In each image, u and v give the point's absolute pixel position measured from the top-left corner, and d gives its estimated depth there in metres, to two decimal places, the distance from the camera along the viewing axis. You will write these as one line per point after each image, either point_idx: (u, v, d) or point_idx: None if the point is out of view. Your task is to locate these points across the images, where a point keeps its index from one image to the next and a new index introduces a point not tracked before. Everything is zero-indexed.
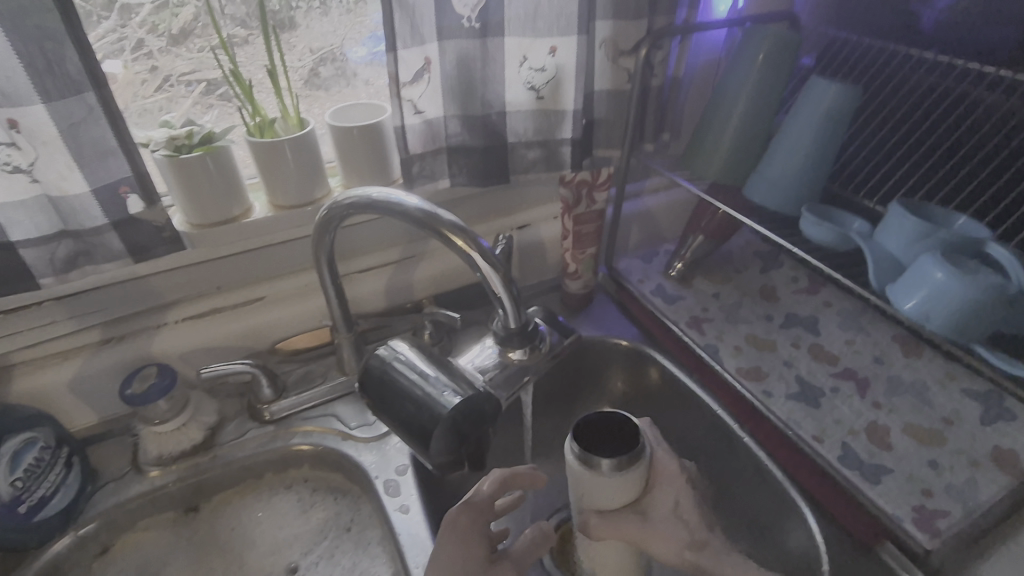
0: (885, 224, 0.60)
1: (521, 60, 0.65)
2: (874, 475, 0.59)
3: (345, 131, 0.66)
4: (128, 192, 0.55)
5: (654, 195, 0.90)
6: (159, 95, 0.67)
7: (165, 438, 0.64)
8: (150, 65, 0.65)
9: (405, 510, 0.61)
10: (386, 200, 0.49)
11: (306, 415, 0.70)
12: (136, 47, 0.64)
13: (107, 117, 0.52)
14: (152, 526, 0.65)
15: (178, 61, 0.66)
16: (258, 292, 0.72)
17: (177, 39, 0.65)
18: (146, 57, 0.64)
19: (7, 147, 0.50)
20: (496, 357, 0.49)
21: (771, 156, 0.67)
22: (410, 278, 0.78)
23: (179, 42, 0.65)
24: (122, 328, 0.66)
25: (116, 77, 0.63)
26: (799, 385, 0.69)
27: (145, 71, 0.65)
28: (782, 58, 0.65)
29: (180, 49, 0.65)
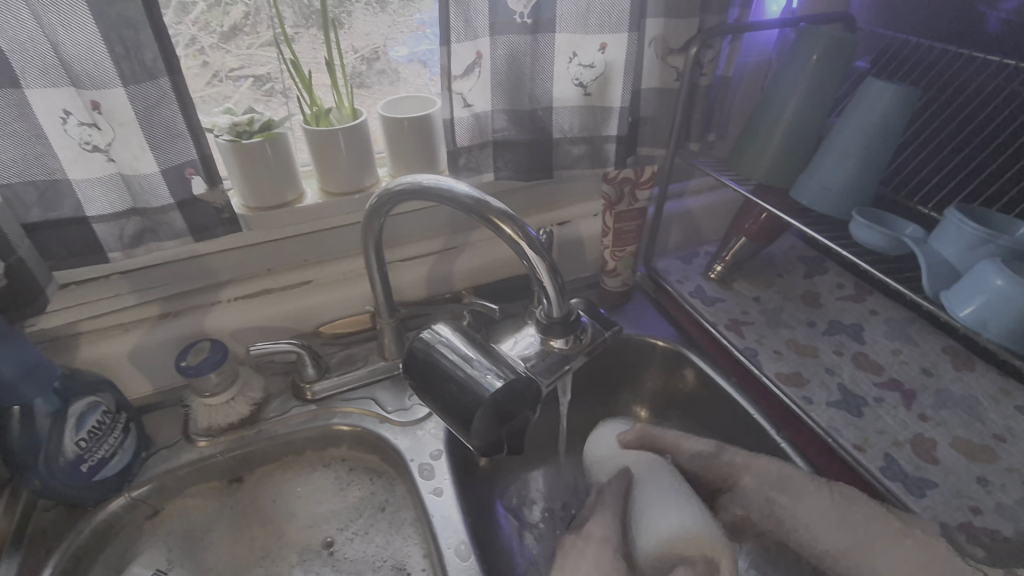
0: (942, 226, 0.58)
1: (570, 56, 0.66)
2: (918, 488, 0.57)
3: (395, 121, 0.68)
4: (193, 174, 0.58)
5: (696, 195, 0.89)
6: (208, 89, 0.70)
7: (214, 410, 0.67)
8: (203, 59, 0.68)
9: (438, 493, 0.62)
10: (436, 186, 0.50)
11: (346, 396, 0.72)
12: (189, 43, 0.66)
13: (178, 102, 0.54)
14: (198, 494, 0.68)
15: (228, 57, 0.69)
16: (306, 275, 0.74)
17: (228, 36, 0.67)
18: (197, 52, 0.67)
19: (88, 127, 0.54)
20: (537, 346, 0.50)
21: (822, 158, 0.66)
22: (450, 269, 0.79)
23: (229, 40, 0.68)
24: (180, 303, 0.70)
25: None
26: (841, 392, 0.68)
27: (199, 67, 0.68)
28: (836, 62, 0.64)
29: (230, 46, 0.68)
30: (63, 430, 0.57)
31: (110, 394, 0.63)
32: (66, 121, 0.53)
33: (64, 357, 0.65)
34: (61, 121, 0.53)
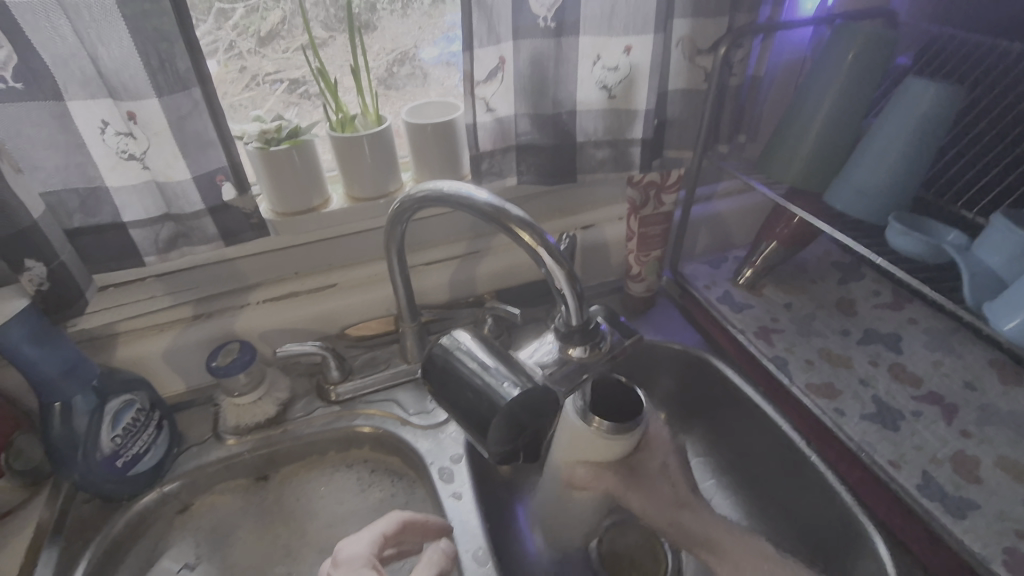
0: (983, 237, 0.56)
1: (594, 59, 0.65)
2: (958, 509, 0.54)
3: (419, 127, 0.68)
4: (223, 180, 0.60)
5: (725, 199, 0.87)
6: (246, 92, 0.72)
7: (242, 409, 0.69)
8: (241, 65, 0.70)
9: (457, 497, 0.63)
10: (455, 193, 0.50)
11: (369, 398, 0.73)
12: (228, 48, 0.68)
13: (209, 112, 0.56)
14: (226, 490, 0.70)
15: (265, 61, 0.70)
16: (330, 279, 0.76)
17: (266, 40, 0.69)
18: (234, 58, 0.69)
19: (125, 136, 0.56)
20: (556, 354, 0.50)
21: (857, 161, 0.64)
22: (472, 274, 0.79)
23: (266, 44, 0.69)
24: (211, 305, 0.72)
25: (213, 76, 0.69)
26: (876, 406, 0.65)
27: (236, 71, 0.70)
28: (872, 62, 0.61)
29: (266, 51, 0.70)
30: (100, 426, 0.60)
31: (144, 392, 0.65)
32: (105, 131, 0.55)
33: (103, 355, 0.68)
34: (100, 131, 0.55)
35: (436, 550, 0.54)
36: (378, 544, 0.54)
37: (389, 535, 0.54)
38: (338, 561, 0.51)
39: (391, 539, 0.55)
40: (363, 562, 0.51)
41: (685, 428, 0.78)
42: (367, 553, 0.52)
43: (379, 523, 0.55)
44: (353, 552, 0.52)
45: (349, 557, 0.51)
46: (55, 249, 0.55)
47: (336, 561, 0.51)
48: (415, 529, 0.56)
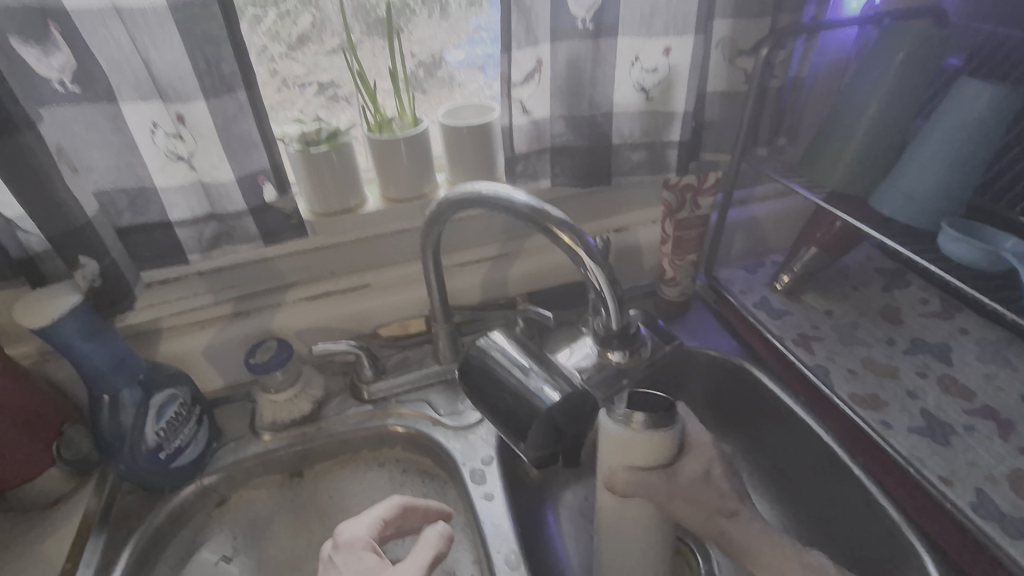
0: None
1: (632, 61, 0.64)
2: (1016, 529, 0.52)
3: (455, 129, 0.69)
4: (265, 181, 0.62)
5: (763, 202, 0.85)
6: (278, 95, 0.73)
7: (279, 407, 0.70)
8: (272, 68, 0.71)
9: (490, 499, 0.62)
10: (494, 194, 0.50)
11: (401, 398, 0.74)
12: (261, 52, 0.70)
13: (254, 114, 0.58)
14: (263, 485, 0.71)
15: (296, 65, 0.72)
16: (366, 279, 0.77)
17: (295, 45, 0.70)
18: (268, 61, 0.71)
19: (173, 138, 0.58)
20: (594, 358, 0.50)
21: (907, 165, 0.61)
22: (506, 274, 0.80)
23: (297, 48, 0.71)
24: (249, 303, 0.74)
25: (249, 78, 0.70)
26: (924, 418, 0.62)
27: (268, 75, 0.72)
28: (922, 62, 0.59)
29: (297, 54, 0.71)
30: (145, 419, 0.62)
31: (187, 387, 0.67)
32: (155, 132, 0.57)
33: (148, 350, 0.71)
34: (151, 132, 0.57)
35: (434, 531, 0.54)
36: (377, 527, 0.56)
37: (389, 520, 0.57)
38: (338, 544, 0.54)
39: (391, 522, 0.57)
40: (363, 544, 0.54)
41: (721, 437, 0.76)
42: (367, 537, 0.55)
43: (382, 507, 0.57)
44: (354, 534, 0.55)
45: (350, 540, 0.54)
46: (107, 245, 0.58)
47: (337, 544, 0.54)
48: (414, 515, 0.58)
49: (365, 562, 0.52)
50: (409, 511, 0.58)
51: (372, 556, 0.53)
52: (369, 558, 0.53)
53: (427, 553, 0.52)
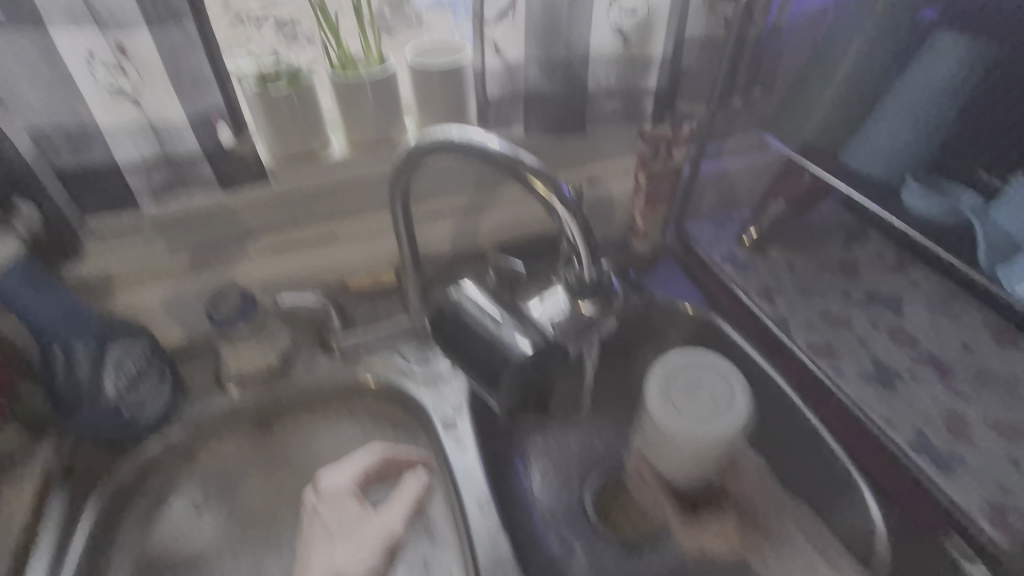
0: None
1: (611, 1, 0.62)
2: (947, 465, 0.56)
3: (425, 71, 0.65)
4: (219, 121, 0.58)
5: (734, 155, 0.85)
6: (230, 32, 0.67)
7: (244, 359, 0.69)
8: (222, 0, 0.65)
9: (461, 445, 0.64)
10: (467, 142, 0.48)
11: (371, 349, 0.73)
12: None
13: (204, 47, 0.53)
14: (230, 440, 0.70)
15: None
16: (331, 229, 0.74)
17: None
18: None
19: (114, 71, 0.53)
20: (566, 311, 0.48)
21: (877, 121, 0.62)
22: (476, 226, 0.79)
23: None
24: (208, 255, 0.70)
25: None
26: (873, 365, 0.66)
27: (219, 8, 0.65)
28: (897, 16, 0.59)
29: None
30: (104, 373, 0.61)
31: (146, 339, 0.65)
32: (93, 65, 0.52)
33: (103, 302, 0.68)
34: (88, 66, 0.52)
35: (414, 482, 0.59)
36: (360, 477, 0.59)
37: (371, 470, 0.60)
38: (322, 494, 0.57)
39: (372, 472, 0.60)
40: (345, 494, 0.57)
41: None
42: (349, 484, 0.58)
43: (362, 457, 0.60)
44: (337, 485, 0.58)
45: (333, 490, 0.58)
46: (59, 204, 0.57)
47: (321, 493, 0.57)
48: (395, 463, 0.61)
49: (349, 511, 0.56)
50: (389, 463, 0.60)
51: (354, 506, 0.57)
52: (352, 506, 0.57)
53: (408, 500, 0.58)
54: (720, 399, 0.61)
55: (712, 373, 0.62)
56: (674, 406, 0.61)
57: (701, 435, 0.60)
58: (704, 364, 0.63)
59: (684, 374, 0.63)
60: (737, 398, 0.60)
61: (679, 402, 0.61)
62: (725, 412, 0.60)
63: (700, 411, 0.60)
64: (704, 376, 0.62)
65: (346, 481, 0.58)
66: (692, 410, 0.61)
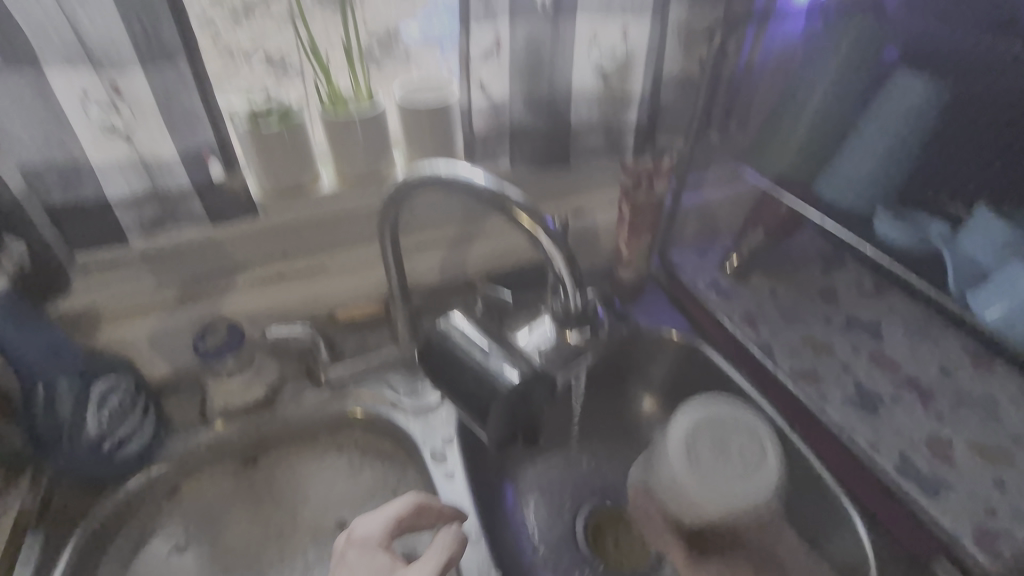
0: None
1: (590, 41, 0.64)
2: (933, 488, 0.57)
3: (412, 107, 0.67)
4: (210, 157, 0.59)
5: (713, 187, 0.88)
6: (218, 62, 0.64)
7: (231, 393, 0.69)
8: (212, 33, 0.63)
9: (451, 477, 0.63)
10: (454, 177, 0.49)
11: (360, 382, 0.73)
12: (200, 16, 0.62)
13: (197, 86, 0.55)
14: (213, 474, 0.68)
15: (240, 34, 0.64)
16: (321, 261, 0.75)
17: (241, 12, 0.63)
18: (208, 27, 0.62)
19: (106, 108, 0.54)
20: (553, 341, 0.48)
21: (847, 153, 0.66)
22: (464, 257, 0.80)
23: (245, 16, 0.63)
24: (197, 288, 0.70)
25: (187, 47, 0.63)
26: (857, 391, 0.67)
27: (212, 45, 0.63)
28: (862, 54, 0.63)
29: (242, 21, 0.63)
30: (84, 410, 0.61)
31: (128, 376, 0.65)
32: (87, 103, 0.53)
33: (86, 338, 0.67)
34: (82, 106, 0.53)
35: (449, 534, 0.53)
36: (391, 525, 0.54)
37: (405, 517, 0.55)
38: (352, 539, 0.54)
39: (406, 521, 0.55)
40: (376, 543, 0.54)
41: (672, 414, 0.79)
42: (380, 533, 0.54)
43: (395, 504, 0.55)
44: (369, 531, 0.54)
45: (363, 537, 0.54)
46: (43, 236, 0.57)
47: (351, 538, 0.54)
48: (430, 512, 0.56)
49: (377, 563, 0.52)
50: (424, 512, 0.55)
51: (384, 557, 0.52)
52: (381, 558, 0.52)
53: (441, 557, 0.52)
54: (749, 458, 0.63)
55: (743, 432, 0.64)
56: (699, 465, 0.63)
57: (727, 497, 0.61)
58: (736, 423, 0.65)
59: (712, 433, 0.64)
60: (767, 460, 0.62)
61: (704, 462, 0.63)
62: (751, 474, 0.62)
63: (729, 472, 0.62)
64: (735, 436, 0.64)
65: (375, 529, 0.54)
66: (720, 470, 0.62)
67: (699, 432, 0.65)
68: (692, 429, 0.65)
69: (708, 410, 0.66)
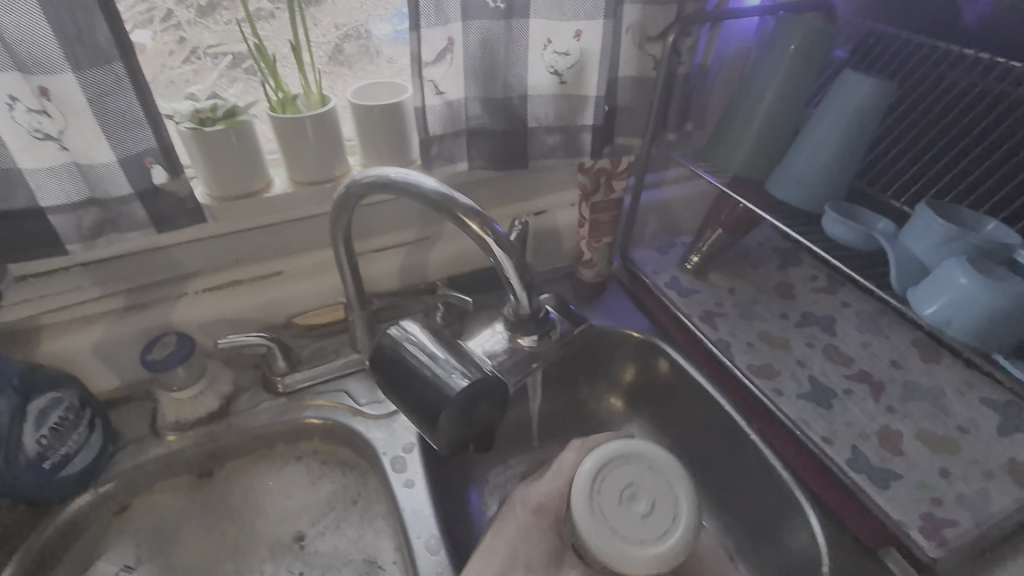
0: (992, 272, 0.53)
1: (544, 43, 0.64)
2: (883, 479, 0.58)
3: (365, 108, 0.66)
4: (153, 162, 0.57)
5: (673, 185, 0.89)
6: (184, 66, 0.68)
7: (182, 405, 0.66)
8: (178, 36, 0.66)
9: (410, 485, 0.62)
10: (404, 181, 0.49)
11: (318, 389, 0.71)
12: (164, 19, 0.64)
13: (135, 88, 0.53)
14: (168, 490, 0.67)
15: (205, 33, 0.66)
16: (276, 267, 0.73)
17: (205, 11, 0.65)
18: (174, 28, 0.65)
19: (38, 114, 0.52)
20: (505, 342, 0.51)
21: (797, 153, 0.66)
22: (424, 259, 0.78)
23: (206, 15, 0.65)
24: (145, 295, 0.68)
25: (145, 49, 0.64)
26: (811, 385, 0.68)
27: (174, 43, 0.66)
28: (813, 54, 0.63)
29: (207, 21, 0.66)
30: (23, 428, 0.55)
31: (72, 390, 0.61)
32: (15, 108, 0.51)
33: (25, 351, 0.64)
34: (9, 108, 0.51)
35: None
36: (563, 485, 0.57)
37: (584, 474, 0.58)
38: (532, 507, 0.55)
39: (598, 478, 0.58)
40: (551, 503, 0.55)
41: (635, 412, 0.80)
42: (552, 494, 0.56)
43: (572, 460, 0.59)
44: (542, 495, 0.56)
45: (540, 503, 0.55)
46: None
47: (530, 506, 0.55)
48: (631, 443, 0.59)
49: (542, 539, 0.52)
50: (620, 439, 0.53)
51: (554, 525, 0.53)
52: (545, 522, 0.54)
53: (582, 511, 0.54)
54: (661, 504, 0.47)
55: (650, 469, 0.50)
56: (605, 514, 0.47)
57: (649, 549, 0.45)
58: (643, 464, 0.50)
59: (617, 476, 0.49)
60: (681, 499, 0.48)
61: (610, 510, 0.47)
62: (669, 523, 0.46)
63: (638, 525, 0.46)
64: (641, 479, 0.49)
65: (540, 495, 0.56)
66: (627, 524, 0.46)
67: (604, 481, 0.48)
68: (597, 477, 0.48)
69: (614, 448, 0.50)
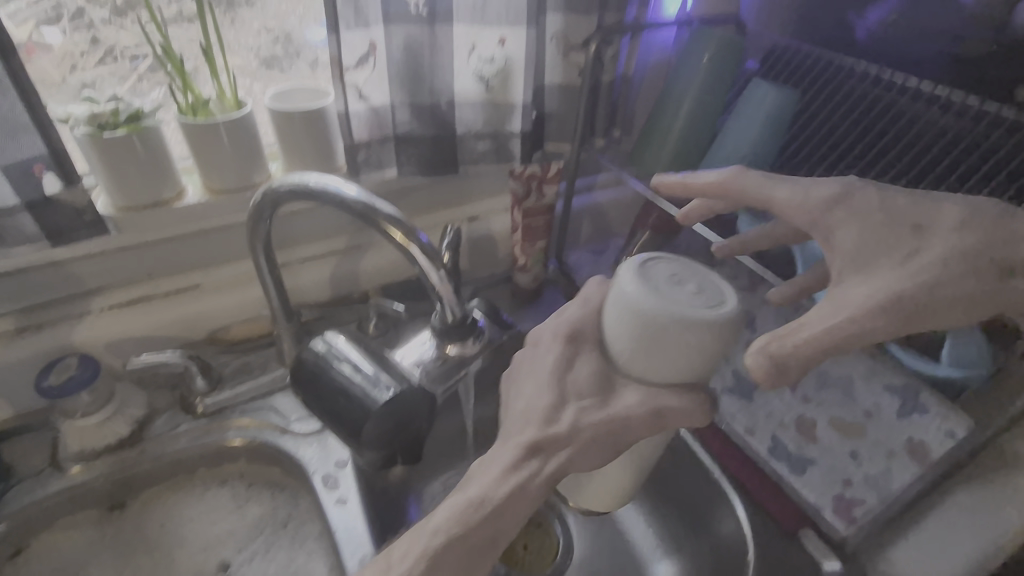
0: None
1: (469, 49, 0.64)
2: (801, 465, 0.62)
3: (285, 113, 0.64)
4: (43, 171, 0.52)
5: (605, 189, 0.91)
6: (99, 67, 0.65)
7: (87, 432, 0.61)
8: (92, 36, 0.63)
9: (343, 503, 0.60)
10: (323, 189, 0.47)
11: (242, 408, 0.67)
12: (74, 17, 0.62)
13: (18, 92, 0.48)
14: (74, 525, 0.62)
15: (122, 34, 0.64)
16: (194, 280, 0.69)
17: (121, 10, 0.63)
18: (86, 27, 0.63)
19: None
20: (434, 352, 0.51)
21: (714, 158, 0.69)
22: (355, 268, 0.76)
23: (123, 14, 0.63)
24: (42, 315, 0.63)
25: (55, 48, 0.62)
26: (735, 379, 0.71)
27: (87, 42, 0.63)
28: (724, 65, 0.67)
29: (123, 22, 0.64)
30: None
31: None
32: None
33: None
34: None
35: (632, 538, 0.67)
36: None
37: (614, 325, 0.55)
38: None
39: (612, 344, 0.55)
40: None
41: None
42: None
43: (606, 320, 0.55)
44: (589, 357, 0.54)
45: None
46: None
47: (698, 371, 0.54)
48: None
49: None
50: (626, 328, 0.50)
51: None
52: None
53: None
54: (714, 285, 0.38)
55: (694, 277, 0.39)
56: (661, 291, 0.37)
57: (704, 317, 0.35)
58: (676, 261, 0.40)
59: (657, 267, 0.39)
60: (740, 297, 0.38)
61: (663, 287, 0.38)
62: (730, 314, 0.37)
63: (693, 301, 0.37)
64: (682, 269, 0.39)
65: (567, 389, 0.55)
66: (679, 301, 0.36)
67: (647, 271, 0.39)
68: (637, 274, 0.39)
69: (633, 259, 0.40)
